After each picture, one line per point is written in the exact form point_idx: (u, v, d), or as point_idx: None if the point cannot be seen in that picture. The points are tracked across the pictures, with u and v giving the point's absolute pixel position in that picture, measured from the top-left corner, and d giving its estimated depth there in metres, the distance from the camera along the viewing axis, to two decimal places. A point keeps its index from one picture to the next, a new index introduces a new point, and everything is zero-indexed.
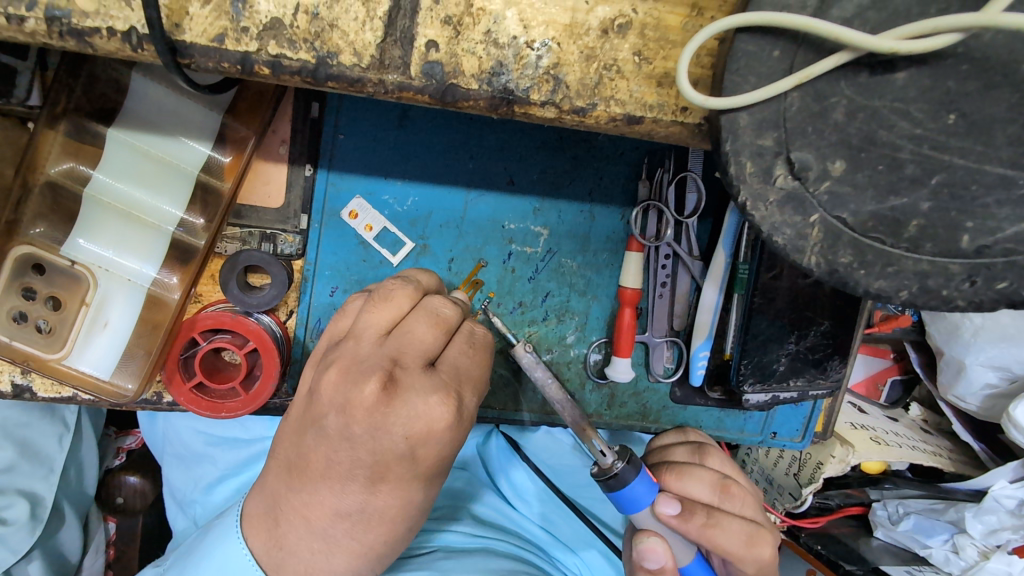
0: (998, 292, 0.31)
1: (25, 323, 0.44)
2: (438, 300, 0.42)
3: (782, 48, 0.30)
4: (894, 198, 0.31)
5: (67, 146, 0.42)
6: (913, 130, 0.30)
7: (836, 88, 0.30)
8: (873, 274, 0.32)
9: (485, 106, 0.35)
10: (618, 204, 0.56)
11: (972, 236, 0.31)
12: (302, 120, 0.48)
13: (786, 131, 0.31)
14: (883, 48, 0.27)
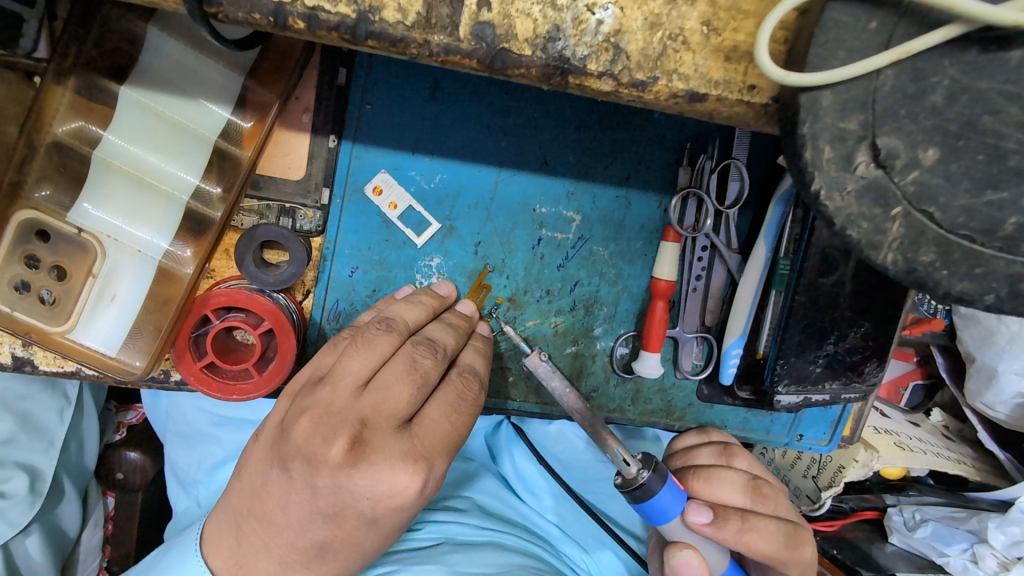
0: None
1: (28, 293, 0.41)
2: (422, 354, 0.43)
3: (878, 20, 0.27)
4: (991, 192, 0.28)
5: (76, 103, 0.39)
6: (1020, 117, 0.28)
7: (938, 66, 0.27)
8: (957, 276, 0.29)
9: (537, 75, 0.32)
10: (656, 191, 0.53)
11: None
12: (328, 87, 0.45)
13: (874, 113, 0.28)
14: (1006, 22, 0.25)
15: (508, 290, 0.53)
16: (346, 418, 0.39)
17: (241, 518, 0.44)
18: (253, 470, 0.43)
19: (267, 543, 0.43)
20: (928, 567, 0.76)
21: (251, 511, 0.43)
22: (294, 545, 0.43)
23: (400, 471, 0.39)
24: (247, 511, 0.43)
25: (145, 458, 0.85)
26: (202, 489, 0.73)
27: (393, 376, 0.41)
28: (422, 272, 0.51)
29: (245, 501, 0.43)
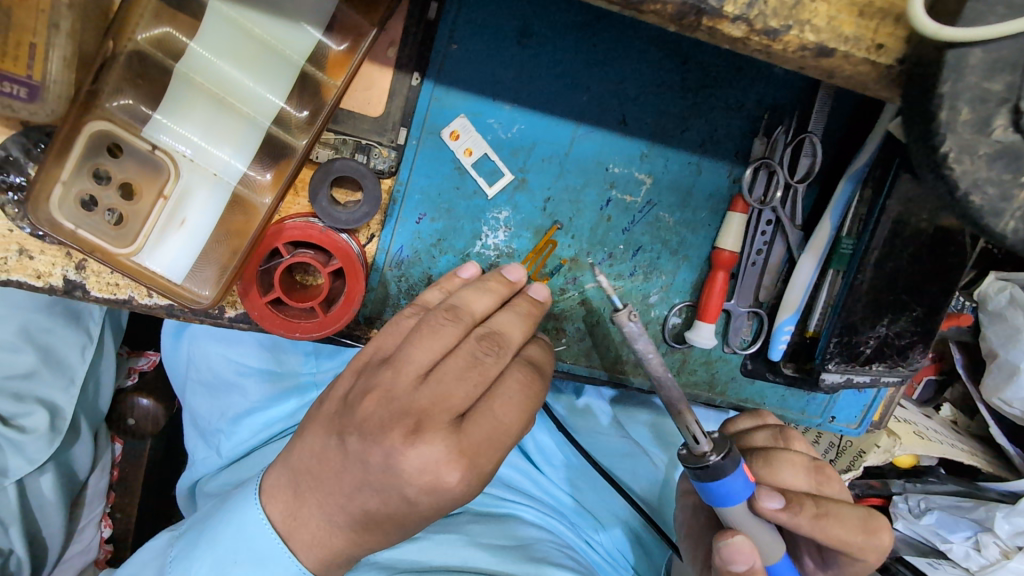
0: None
1: (95, 210, 0.39)
2: (486, 344, 0.42)
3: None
4: None
5: (160, 11, 0.37)
6: None
7: None
8: None
9: (670, 15, 0.31)
10: (728, 160, 0.52)
11: None
12: (417, 22, 0.44)
13: (1022, 75, 0.28)
14: None
15: (572, 251, 0.52)
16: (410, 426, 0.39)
17: (301, 462, 0.44)
18: (324, 418, 0.43)
19: (330, 496, 0.43)
20: (932, 552, 0.79)
21: (314, 456, 0.43)
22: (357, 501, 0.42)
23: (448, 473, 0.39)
24: (315, 459, 0.43)
25: (159, 407, 0.79)
26: (223, 440, 0.72)
27: (452, 370, 0.41)
28: (489, 224, 0.50)
29: (312, 447, 0.43)
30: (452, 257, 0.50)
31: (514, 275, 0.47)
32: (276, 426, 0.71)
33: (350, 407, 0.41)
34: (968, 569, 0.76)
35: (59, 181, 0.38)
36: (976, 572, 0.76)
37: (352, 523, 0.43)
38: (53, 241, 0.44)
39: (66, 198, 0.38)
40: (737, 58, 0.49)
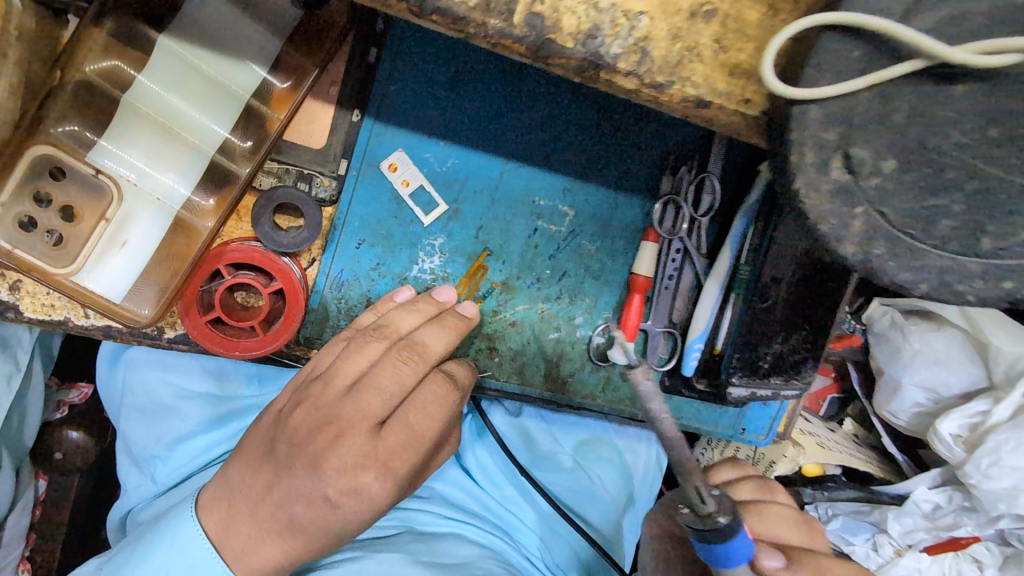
0: (1003, 291, 0.34)
1: (35, 231, 0.40)
2: (405, 355, 0.44)
3: (859, 51, 0.33)
4: (931, 199, 0.34)
5: (108, 45, 0.40)
6: (960, 140, 0.33)
7: (903, 93, 0.33)
8: (900, 266, 0.34)
9: (574, 66, 0.37)
10: (639, 195, 0.59)
11: (991, 239, 0.33)
12: (357, 64, 0.48)
13: (850, 127, 0.34)
14: (956, 59, 0.30)
15: (503, 276, 0.57)
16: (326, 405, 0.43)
17: (232, 484, 0.45)
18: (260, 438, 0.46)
19: (258, 511, 0.44)
20: None
21: (249, 471, 0.45)
22: (280, 516, 0.43)
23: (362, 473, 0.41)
24: (250, 476, 0.45)
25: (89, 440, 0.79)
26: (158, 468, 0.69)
27: (373, 381, 0.43)
28: (426, 250, 0.54)
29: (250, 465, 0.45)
30: (390, 280, 0.53)
31: (443, 295, 0.50)
32: (213, 451, 0.69)
33: (280, 427, 0.44)
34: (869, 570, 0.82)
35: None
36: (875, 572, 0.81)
37: (274, 541, 0.44)
38: None
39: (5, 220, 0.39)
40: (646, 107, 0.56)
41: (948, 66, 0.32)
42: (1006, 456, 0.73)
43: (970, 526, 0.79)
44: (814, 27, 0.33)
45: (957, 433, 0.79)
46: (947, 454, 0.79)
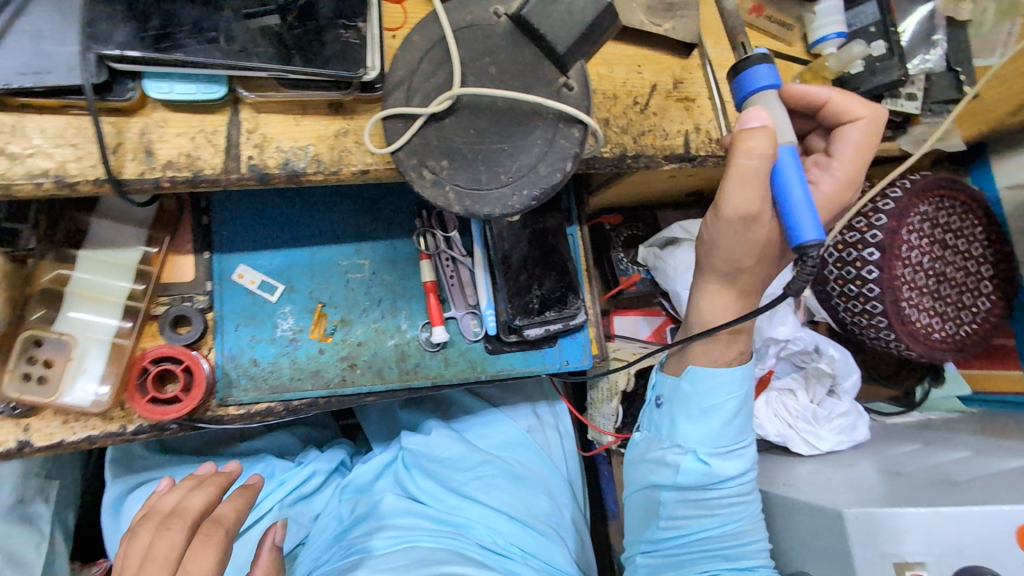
0: (525, 195, 0.65)
1: (31, 379, 0.70)
2: (164, 535, 0.66)
3: (404, 121, 0.66)
4: (473, 167, 0.65)
5: (54, 264, 0.73)
6: (468, 139, 0.65)
7: (426, 131, 0.65)
8: (478, 204, 0.65)
9: (286, 179, 0.69)
10: (407, 235, 0.88)
11: (505, 173, 0.65)
12: (198, 228, 0.80)
13: (418, 155, 0.66)
14: (430, 111, 0.63)
15: (339, 315, 0.84)
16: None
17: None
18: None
19: None
20: None
21: None
22: None
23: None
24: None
25: None
26: None
27: (156, 550, 0.65)
28: (280, 317, 0.82)
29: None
30: (262, 343, 0.80)
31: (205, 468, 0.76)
32: None
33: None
34: None
35: (10, 367, 0.69)
36: None
37: None
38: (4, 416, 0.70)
39: (14, 376, 0.69)
40: (386, 183, 0.88)
41: (437, 114, 0.64)
42: None
43: (762, 361, 1.00)
44: (380, 119, 0.66)
45: None
46: None
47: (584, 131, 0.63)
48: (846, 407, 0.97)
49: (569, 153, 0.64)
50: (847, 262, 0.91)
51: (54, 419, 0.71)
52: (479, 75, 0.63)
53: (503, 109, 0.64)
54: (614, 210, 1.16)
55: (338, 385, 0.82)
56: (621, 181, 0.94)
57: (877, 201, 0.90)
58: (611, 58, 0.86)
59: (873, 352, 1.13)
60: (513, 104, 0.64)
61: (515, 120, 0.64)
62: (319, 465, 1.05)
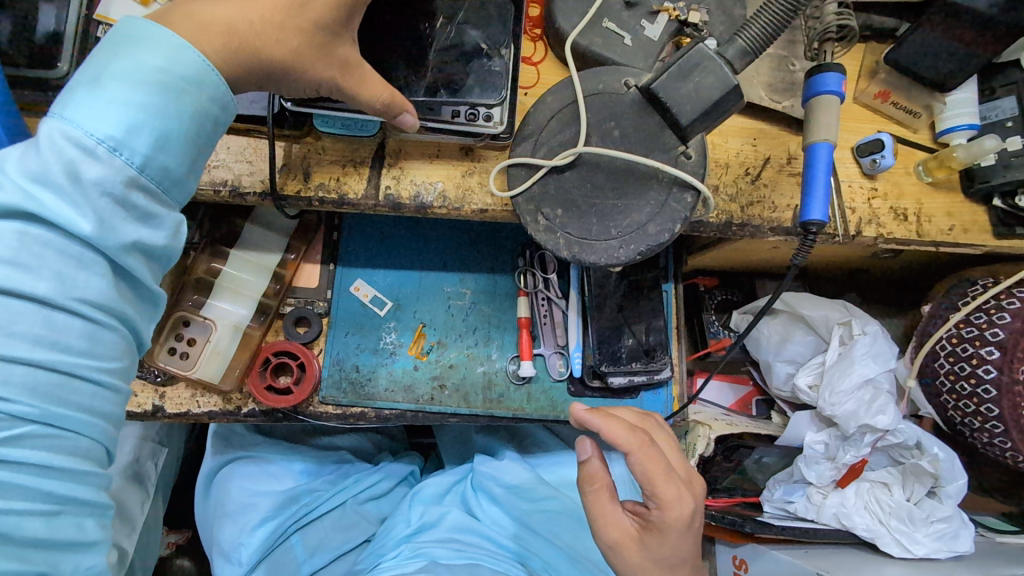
0: (631, 251, 0.69)
1: (175, 354, 0.82)
2: None
3: (528, 170, 0.72)
4: (583, 219, 0.70)
5: (209, 258, 0.85)
6: (583, 192, 0.70)
7: (545, 181, 0.71)
8: (585, 254, 0.70)
9: (416, 209, 0.77)
10: (509, 271, 0.95)
11: (614, 229, 0.69)
12: (328, 241, 0.90)
13: (535, 202, 0.71)
14: (550, 165, 0.68)
15: (437, 337, 0.91)
16: (92, 283, 0.47)
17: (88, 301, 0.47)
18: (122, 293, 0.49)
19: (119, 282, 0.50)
20: (788, 517, 1.01)
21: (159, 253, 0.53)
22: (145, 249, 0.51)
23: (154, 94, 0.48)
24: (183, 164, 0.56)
25: None
26: (242, 554, 1.03)
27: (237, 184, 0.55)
28: (387, 331, 0.90)
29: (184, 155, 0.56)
30: (367, 352, 0.88)
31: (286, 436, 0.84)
32: (288, 528, 1.04)
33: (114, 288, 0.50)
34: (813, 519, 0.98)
35: (161, 341, 0.82)
36: (818, 518, 0.98)
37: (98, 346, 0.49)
38: (149, 381, 0.81)
39: (163, 349, 0.82)
40: (496, 221, 0.96)
41: (559, 167, 0.70)
42: (839, 386, 0.95)
43: (859, 451, 0.95)
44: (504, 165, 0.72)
45: (813, 383, 1.00)
46: (808, 400, 0.99)
47: (697, 197, 0.67)
48: (948, 512, 0.93)
49: (680, 216, 0.68)
50: (961, 357, 0.87)
51: (185, 391, 0.82)
52: (603, 136, 0.68)
53: (621, 167, 0.69)
54: (712, 272, 1.18)
55: (426, 402, 0.89)
56: (723, 249, 0.97)
57: (1003, 298, 0.85)
58: (726, 129, 0.89)
59: (983, 459, 1.04)
60: (630, 164, 0.68)
61: (630, 180, 0.69)
62: (392, 471, 1.16)
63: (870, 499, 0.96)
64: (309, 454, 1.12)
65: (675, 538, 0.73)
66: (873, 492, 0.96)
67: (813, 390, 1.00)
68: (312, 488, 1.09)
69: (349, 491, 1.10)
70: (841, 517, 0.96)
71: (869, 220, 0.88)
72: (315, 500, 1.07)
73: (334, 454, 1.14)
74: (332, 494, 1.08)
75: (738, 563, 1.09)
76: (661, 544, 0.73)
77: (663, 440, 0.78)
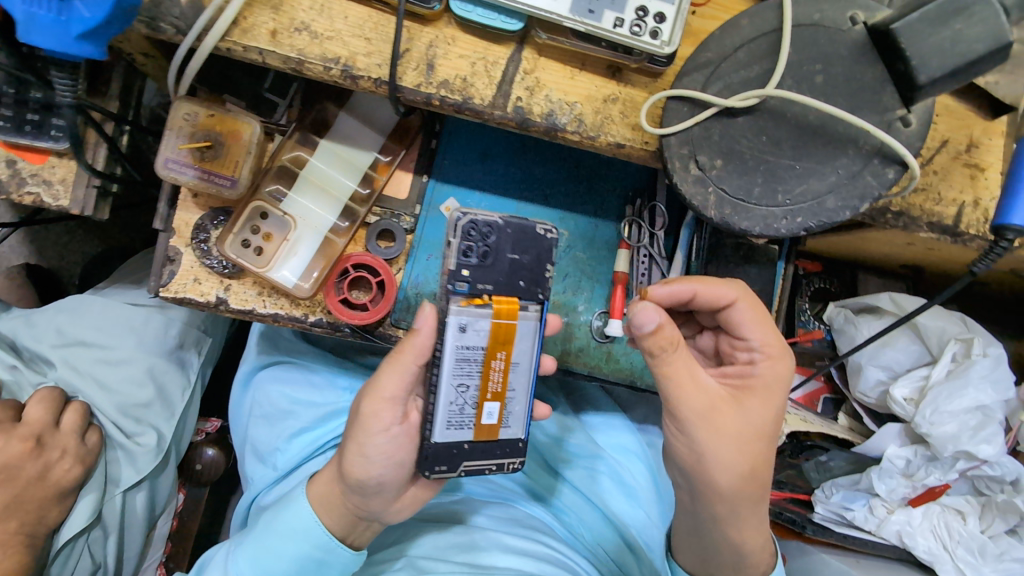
0: (797, 224, 0.59)
1: (248, 247, 0.74)
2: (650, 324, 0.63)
3: (690, 106, 0.60)
4: (747, 174, 0.59)
5: (294, 145, 0.76)
6: (754, 144, 0.58)
7: (713, 123, 0.59)
8: (741, 219, 0.59)
9: (544, 131, 0.66)
10: (613, 219, 0.85)
11: (782, 194, 0.59)
12: (424, 149, 0.80)
13: (694, 146, 0.60)
14: (730, 105, 0.56)
15: None
16: None
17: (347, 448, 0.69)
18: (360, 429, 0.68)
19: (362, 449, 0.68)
20: (842, 524, 0.93)
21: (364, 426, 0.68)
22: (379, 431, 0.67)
23: (399, 370, 0.65)
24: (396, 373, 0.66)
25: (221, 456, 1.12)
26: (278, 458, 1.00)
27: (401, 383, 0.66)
28: None
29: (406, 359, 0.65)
30: None
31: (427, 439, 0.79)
32: (323, 440, 1.00)
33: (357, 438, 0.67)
34: (869, 531, 0.92)
35: (233, 231, 0.74)
36: (875, 532, 0.91)
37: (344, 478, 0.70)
38: (214, 271, 0.73)
39: (235, 241, 0.74)
40: (610, 160, 0.85)
41: (733, 109, 0.58)
42: (944, 405, 0.87)
43: (945, 476, 0.89)
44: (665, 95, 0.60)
45: (910, 397, 0.92)
46: (901, 413, 0.92)
47: (900, 173, 0.57)
48: None
49: (868, 193, 0.57)
50: None
51: (252, 287, 0.74)
52: (801, 81, 0.56)
53: (812, 122, 0.57)
54: (816, 256, 1.07)
55: None
56: (855, 235, 0.87)
57: None
58: None
59: None
60: (823, 120, 0.57)
61: (817, 139, 0.57)
62: None
63: (939, 523, 0.90)
64: (356, 371, 1.06)
65: (691, 389, 0.65)
66: (944, 517, 0.90)
67: (909, 404, 0.92)
68: None
69: None
70: (904, 535, 0.90)
71: None
72: None
73: None
74: None
75: (771, 553, 1.04)
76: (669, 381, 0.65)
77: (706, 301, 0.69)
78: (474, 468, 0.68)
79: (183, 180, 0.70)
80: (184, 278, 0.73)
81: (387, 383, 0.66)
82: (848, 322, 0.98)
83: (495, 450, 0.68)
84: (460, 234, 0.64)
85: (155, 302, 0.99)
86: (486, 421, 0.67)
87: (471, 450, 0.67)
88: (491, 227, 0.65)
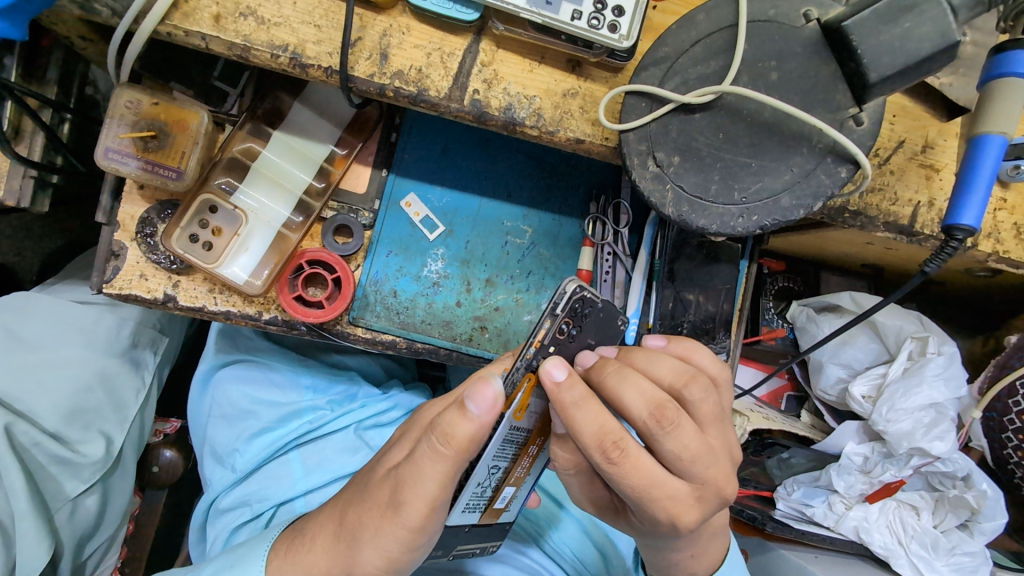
0: (754, 223, 0.58)
1: (197, 243, 0.71)
2: (635, 398, 0.57)
3: (647, 102, 0.59)
4: (703, 172, 0.58)
5: (245, 136, 0.73)
6: (710, 141, 0.58)
7: (670, 119, 0.58)
8: (698, 216, 0.59)
9: (501, 125, 0.65)
10: (577, 216, 0.84)
11: (739, 192, 0.58)
12: (383, 143, 0.78)
13: (652, 142, 0.59)
14: (685, 101, 0.56)
15: (487, 274, 0.80)
16: None
17: (351, 521, 0.64)
18: (369, 511, 0.63)
19: (375, 535, 0.61)
20: (803, 520, 0.94)
21: (375, 508, 0.62)
22: (392, 525, 0.60)
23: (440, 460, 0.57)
24: (425, 465, 0.58)
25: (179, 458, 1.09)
26: (238, 459, 0.98)
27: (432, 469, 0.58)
28: (432, 257, 0.78)
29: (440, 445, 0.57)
30: (409, 277, 0.77)
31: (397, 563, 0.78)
32: (284, 439, 0.98)
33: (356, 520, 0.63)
34: (828, 527, 0.93)
35: (180, 226, 0.71)
36: (834, 528, 0.92)
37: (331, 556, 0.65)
38: (161, 267, 0.70)
39: (182, 236, 0.71)
40: (573, 156, 0.84)
41: (690, 105, 0.58)
42: (900, 404, 0.88)
43: (903, 472, 0.90)
44: (621, 91, 0.59)
45: (869, 395, 0.93)
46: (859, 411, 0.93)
47: (853, 172, 0.57)
48: (975, 548, 0.89)
49: (823, 192, 0.57)
50: None
51: (202, 284, 0.71)
52: (755, 78, 0.56)
53: (765, 119, 0.57)
54: (780, 255, 1.09)
55: (464, 342, 0.78)
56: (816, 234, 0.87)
57: None
58: None
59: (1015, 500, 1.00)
60: (776, 116, 0.57)
61: (771, 138, 0.57)
62: (401, 401, 1.06)
63: (894, 518, 0.92)
64: (319, 370, 1.03)
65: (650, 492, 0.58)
66: (899, 512, 0.92)
67: (867, 401, 0.93)
68: (316, 406, 1.01)
69: (354, 415, 1.02)
70: (861, 531, 0.91)
71: (990, 233, 0.76)
72: (318, 419, 1.00)
73: (344, 373, 1.05)
74: (337, 416, 1.01)
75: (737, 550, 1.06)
76: (622, 479, 0.57)
77: (699, 387, 0.60)
78: (465, 550, 0.73)
79: (126, 171, 0.67)
80: (128, 274, 0.70)
81: (431, 479, 0.58)
82: (808, 320, 0.99)
83: (484, 531, 0.73)
84: (567, 311, 0.60)
85: (105, 300, 0.96)
86: (497, 505, 0.69)
87: (469, 532, 0.70)
88: (590, 308, 0.61)
